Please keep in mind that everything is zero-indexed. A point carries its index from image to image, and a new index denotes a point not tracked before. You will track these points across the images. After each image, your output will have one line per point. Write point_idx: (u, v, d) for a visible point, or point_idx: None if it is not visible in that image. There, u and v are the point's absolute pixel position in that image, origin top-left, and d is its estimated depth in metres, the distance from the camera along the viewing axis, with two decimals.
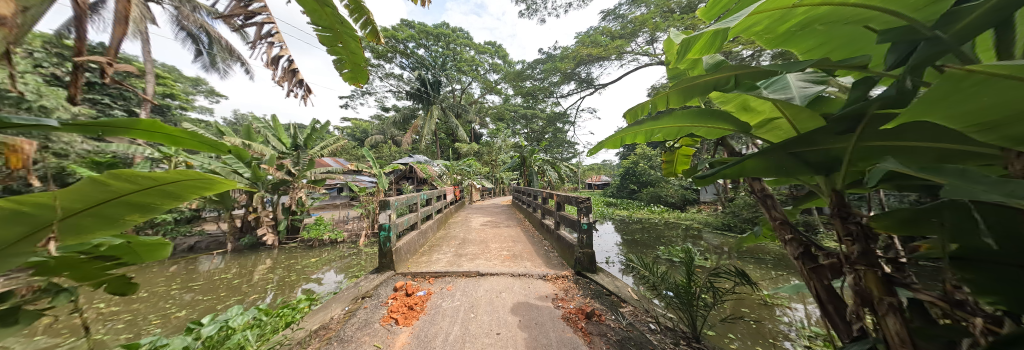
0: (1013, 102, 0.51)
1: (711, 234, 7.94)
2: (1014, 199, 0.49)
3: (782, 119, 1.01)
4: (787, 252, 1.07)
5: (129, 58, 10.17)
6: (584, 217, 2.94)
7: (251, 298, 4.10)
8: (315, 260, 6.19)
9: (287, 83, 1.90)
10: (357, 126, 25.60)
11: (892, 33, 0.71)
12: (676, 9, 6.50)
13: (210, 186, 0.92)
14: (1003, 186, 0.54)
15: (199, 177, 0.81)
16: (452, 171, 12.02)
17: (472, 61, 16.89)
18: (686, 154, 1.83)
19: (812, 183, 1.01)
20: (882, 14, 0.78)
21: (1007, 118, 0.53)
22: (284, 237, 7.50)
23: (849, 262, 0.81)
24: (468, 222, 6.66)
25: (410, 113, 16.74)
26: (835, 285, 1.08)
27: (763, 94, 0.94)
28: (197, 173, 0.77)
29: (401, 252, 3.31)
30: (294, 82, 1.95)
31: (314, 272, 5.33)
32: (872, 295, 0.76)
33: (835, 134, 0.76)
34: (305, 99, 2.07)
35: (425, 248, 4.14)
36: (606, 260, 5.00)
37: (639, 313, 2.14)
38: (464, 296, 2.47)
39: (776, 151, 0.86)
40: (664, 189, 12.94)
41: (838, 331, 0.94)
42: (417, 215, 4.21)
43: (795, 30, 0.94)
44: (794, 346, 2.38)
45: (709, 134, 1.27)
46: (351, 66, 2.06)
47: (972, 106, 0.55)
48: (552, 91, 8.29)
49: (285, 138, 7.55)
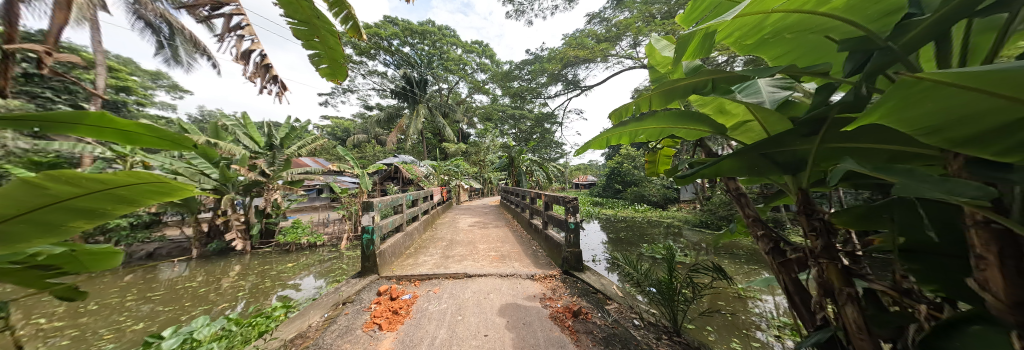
0: (948, 109, 0.57)
1: (690, 231, 8.30)
2: (956, 196, 0.55)
3: (754, 121, 1.07)
4: (759, 247, 1.13)
5: (76, 48, 9.25)
6: (572, 217, 2.98)
7: (220, 307, 3.83)
8: (292, 265, 5.90)
9: (260, 80, 1.80)
10: (339, 125, 24.70)
11: (850, 41, 0.77)
12: (658, 15, 6.71)
13: (170, 192, 0.85)
14: (945, 184, 0.59)
15: (151, 180, 0.74)
16: (439, 171, 11.84)
17: (459, 60, 16.71)
18: (667, 155, 1.89)
19: (781, 182, 1.08)
20: (843, 25, 0.85)
21: (944, 123, 0.59)
22: (257, 242, 7.09)
23: (813, 256, 0.87)
24: (455, 223, 6.57)
25: (394, 112, 16.34)
26: (801, 278, 1.15)
27: (738, 98, 0.99)
28: (150, 176, 0.70)
29: (386, 255, 3.22)
30: (268, 79, 1.86)
31: (291, 277, 5.08)
32: (834, 286, 0.83)
33: (802, 136, 0.82)
34: (281, 95, 1.96)
35: (411, 250, 4.05)
36: (593, 258, 5.11)
37: (623, 309, 2.19)
38: (451, 298, 2.44)
39: (750, 152, 0.91)
40: (647, 188, 13.38)
41: (804, 321, 1.01)
42: (402, 216, 4.12)
43: (767, 38, 1.00)
44: (765, 336, 2.53)
45: (689, 135, 1.33)
46: (329, 61, 1.97)
47: (919, 111, 0.60)
48: (539, 92, 8.34)
49: (258, 136, 7.13)
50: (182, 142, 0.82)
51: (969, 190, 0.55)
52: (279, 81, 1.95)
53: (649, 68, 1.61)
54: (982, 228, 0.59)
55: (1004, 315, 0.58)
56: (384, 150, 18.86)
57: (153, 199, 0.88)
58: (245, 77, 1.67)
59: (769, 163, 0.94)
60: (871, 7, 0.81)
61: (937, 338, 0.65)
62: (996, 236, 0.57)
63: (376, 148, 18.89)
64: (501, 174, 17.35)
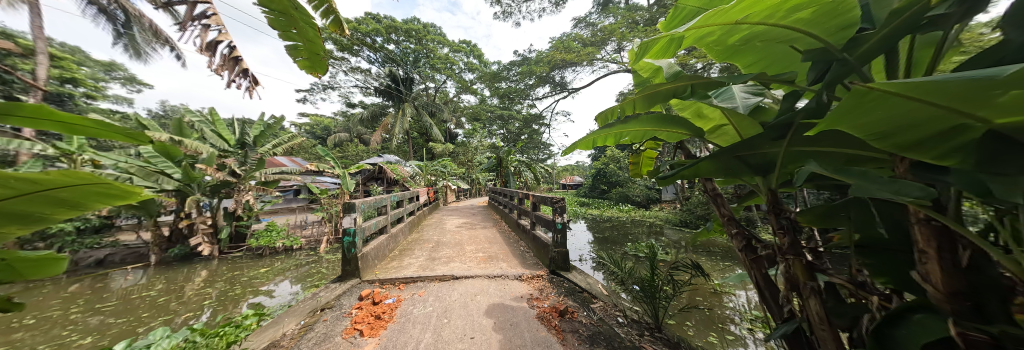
0: (900, 116, 0.63)
1: (671, 230, 8.64)
2: (903, 196, 0.62)
3: (729, 125, 1.14)
4: (733, 245, 1.19)
5: (11, 33, 8.27)
6: (559, 218, 3.00)
7: (182, 317, 3.55)
8: (265, 270, 5.57)
9: (229, 73, 1.69)
10: (319, 122, 23.72)
11: (813, 52, 0.84)
12: (640, 21, 6.91)
13: (121, 194, 0.78)
14: (894, 185, 0.66)
15: (100, 182, 0.68)
16: (426, 171, 11.61)
17: (445, 59, 16.45)
18: (650, 157, 1.95)
19: (753, 183, 1.15)
20: (805, 36, 0.93)
21: (893, 128, 0.66)
22: (226, 246, 6.64)
23: (781, 252, 0.94)
24: (442, 224, 6.47)
25: (379, 110, 15.89)
26: (770, 273, 1.23)
27: (713, 103, 1.05)
28: (96, 177, 0.64)
29: (368, 258, 3.12)
30: (238, 72, 1.75)
31: (264, 284, 4.79)
32: (800, 280, 0.90)
33: (770, 140, 0.89)
34: (252, 90, 1.85)
35: (396, 253, 3.95)
36: (579, 258, 5.20)
37: (608, 308, 2.25)
38: (436, 301, 2.40)
39: (725, 155, 0.97)
40: (632, 188, 13.79)
41: (772, 313, 1.09)
42: (386, 218, 3.98)
43: (739, 45, 1.06)
44: (739, 329, 2.68)
45: (670, 137, 1.39)
46: (307, 54, 1.90)
47: (870, 118, 0.67)
48: (527, 93, 8.36)
49: (227, 134, 6.67)
50: (137, 139, 0.75)
51: (915, 191, 0.62)
52: (250, 74, 1.85)
53: (632, 72, 1.66)
54: (924, 225, 0.66)
55: (941, 303, 0.66)
56: (368, 150, 18.30)
57: (101, 203, 0.81)
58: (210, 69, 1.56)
59: (743, 165, 1.00)
60: (832, 19, 0.86)
61: (887, 325, 0.72)
62: (935, 232, 0.64)
63: (359, 148, 18.27)
64: (489, 175, 17.28)
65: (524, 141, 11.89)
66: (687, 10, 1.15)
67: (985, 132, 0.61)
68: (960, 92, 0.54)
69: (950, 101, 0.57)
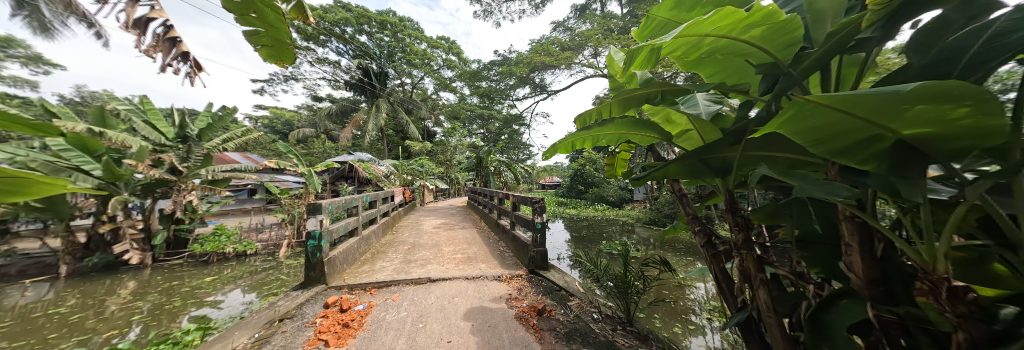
0: (833, 126, 0.73)
1: (642, 229, 9.15)
2: (834, 196, 0.72)
3: (693, 130, 1.22)
4: (696, 242, 1.27)
5: None
6: (539, 217, 3.03)
7: (104, 336, 3.06)
8: (211, 279, 4.98)
9: (163, 56, 1.47)
10: (279, 115, 21.84)
11: (763, 66, 0.95)
12: (615, 29, 7.21)
13: (18, 190, 0.66)
14: (827, 186, 0.77)
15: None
16: (401, 171, 11.16)
17: (423, 55, 15.50)
18: (624, 159, 2.04)
19: (713, 184, 1.25)
20: (758, 52, 1.02)
21: (826, 137, 0.76)
22: (162, 253, 5.84)
23: (736, 248, 1.04)
24: (419, 225, 6.26)
25: (349, 105, 14.98)
26: (725, 267, 1.35)
27: (680, 110, 1.13)
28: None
29: (336, 262, 2.92)
30: (175, 55, 1.54)
31: (210, 294, 4.28)
32: (751, 272, 1.00)
33: (728, 145, 0.99)
34: (194, 77, 1.64)
35: (367, 256, 3.75)
36: (557, 256, 5.31)
37: (584, 304, 2.32)
38: (412, 305, 2.32)
39: (691, 158, 1.06)
40: (606, 189, 14.36)
41: (728, 303, 1.20)
42: (357, 220, 3.76)
43: (704, 58, 1.14)
44: (701, 318, 2.91)
45: (643, 141, 1.46)
46: (271, 41, 1.74)
47: (807, 125, 0.75)
48: (508, 94, 8.37)
49: (164, 127, 5.86)
50: (35, 127, 0.62)
51: (843, 191, 0.72)
52: (192, 59, 1.64)
53: (609, 77, 1.71)
54: (849, 222, 0.78)
55: (861, 289, 0.77)
56: (337, 147, 17.19)
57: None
58: (135, 47, 1.34)
59: (705, 168, 1.10)
60: (780, 37, 0.95)
61: (821, 311, 0.83)
62: (857, 228, 0.76)
63: (325, 145, 17.08)
64: (468, 175, 17.05)
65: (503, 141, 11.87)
66: (657, 20, 1.22)
67: (897, 142, 0.72)
68: (876, 104, 0.64)
69: (871, 113, 0.67)
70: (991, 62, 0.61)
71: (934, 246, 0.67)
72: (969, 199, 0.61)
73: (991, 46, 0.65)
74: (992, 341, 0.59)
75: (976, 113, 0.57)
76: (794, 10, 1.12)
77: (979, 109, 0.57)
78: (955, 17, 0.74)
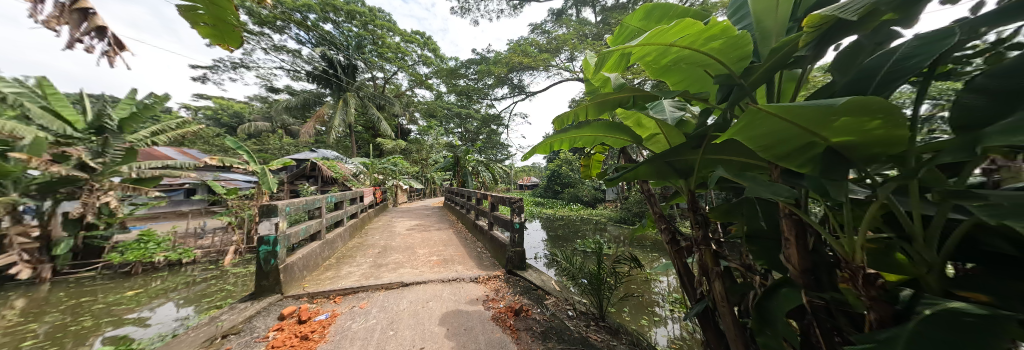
0: (779, 133, 0.81)
1: (614, 227, 9.64)
2: (778, 196, 0.81)
3: (660, 134, 1.30)
4: (663, 238, 1.35)
5: None
6: (517, 218, 3.04)
7: None
8: (134, 293, 4.28)
9: (70, 29, 1.22)
10: (226, 106, 19.47)
11: (720, 77, 1.04)
12: (590, 35, 7.45)
13: None
14: (772, 187, 0.87)
15: None
16: (372, 170, 10.55)
17: (397, 49, 14.54)
18: (598, 160, 2.11)
19: (677, 185, 1.35)
20: (716, 64, 1.12)
21: (772, 143, 0.86)
22: (66, 265, 4.91)
23: (696, 243, 1.13)
24: (391, 227, 5.96)
25: (310, 99, 13.80)
26: (687, 261, 1.45)
27: (650, 115, 1.19)
28: None
29: (293, 269, 2.67)
30: (87, 30, 1.30)
31: (133, 310, 3.67)
32: (708, 266, 1.10)
33: (690, 148, 1.07)
34: (115, 58, 1.40)
35: (332, 261, 3.47)
36: (535, 256, 5.38)
37: (560, 303, 2.38)
38: (382, 312, 2.19)
39: (659, 160, 1.13)
40: (581, 189, 14.89)
41: (689, 294, 1.30)
42: (321, 222, 3.47)
43: (670, 67, 1.22)
44: (665, 309, 3.15)
45: (616, 143, 1.53)
46: (213, 19, 1.54)
47: (758, 132, 0.84)
48: (486, 93, 8.29)
49: (70, 114, 4.88)
50: None
51: (784, 192, 0.81)
52: (110, 35, 1.39)
53: (585, 80, 1.76)
54: (788, 218, 0.88)
55: (797, 278, 0.87)
56: (296, 143, 15.78)
57: None
58: (30, 16, 1.09)
59: (672, 170, 1.18)
60: (734, 51, 1.04)
61: (765, 299, 0.92)
62: (794, 224, 0.86)
63: (282, 140, 15.58)
64: (444, 175, 16.62)
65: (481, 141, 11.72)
66: (630, 28, 1.29)
67: (826, 149, 0.83)
68: (812, 114, 0.72)
69: (807, 123, 0.76)
70: (895, 82, 0.72)
71: (854, 239, 0.78)
72: (880, 198, 0.72)
73: (895, 68, 0.77)
74: (894, 319, 0.70)
75: (887, 125, 0.67)
76: (745, 27, 1.24)
77: (888, 122, 0.67)
78: (867, 41, 0.88)
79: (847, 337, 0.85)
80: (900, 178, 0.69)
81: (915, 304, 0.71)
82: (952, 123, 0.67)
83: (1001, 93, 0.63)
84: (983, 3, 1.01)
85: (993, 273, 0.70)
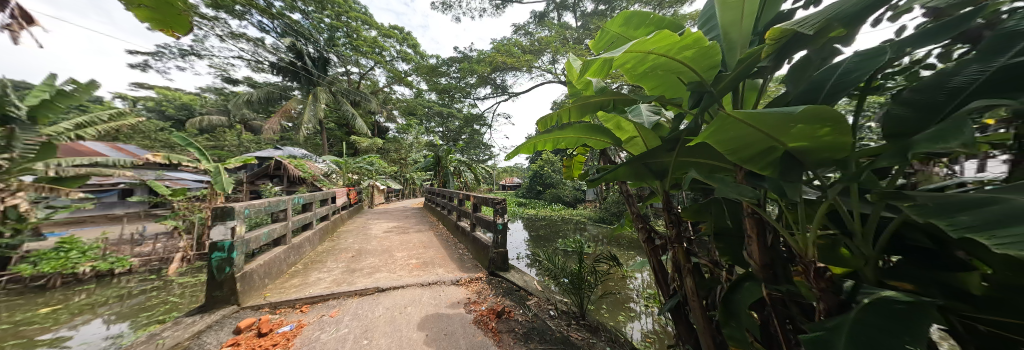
0: (745, 137, 0.87)
1: (593, 226, 9.94)
2: (744, 197, 0.87)
3: (638, 137, 1.36)
4: (639, 236, 1.41)
5: None
6: (499, 219, 3.01)
7: None
8: (50, 310, 3.68)
9: None
10: (174, 98, 17.48)
11: (692, 84, 1.10)
12: (572, 39, 7.59)
13: None
14: (738, 188, 0.93)
15: None
16: (345, 169, 10.00)
17: (373, 43, 13.89)
18: (579, 161, 2.16)
19: (653, 186, 1.40)
20: (689, 71, 1.18)
21: (739, 146, 0.91)
22: None
23: (669, 242, 1.18)
24: (367, 229, 5.68)
25: (275, 92, 12.80)
26: (662, 257, 1.51)
27: (630, 118, 1.23)
28: None
29: (253, 277, 2.44)
30: None
31: (49, 330, 3.15)
32: (680, 263, 1.15)
33: (665, 151, 1.12)
34: (18, 32, 1.19)
35: (298, 267, 3.23)
36: (517, 256, 5.39)
37: (541, 303, 2.39)
38: (355, 320, 2.06)
39: (637, 162, 1.18)
40: (562, 189, 15.21)
41: (663, 291, 1.36)
42: (286, 225, 3.21)
43: (648, 73, 1.27)
44: (639, 304, 3.30)
45: (597, 144, 1.56)
46: (154, 3, 1.35)
47: (726, 136, 0.89)
48: (468, 92, 8.17)
49: None
50: None
51: (749, 192, 0.87)
52: (12, 6, 1.19)
53: (567, 82, 1.79)
54: (751, 218, 0.95)
55: (758, 272, 0.94)
56: (259, 141, 14.53)
57: None
58: None
59: (649, 171, 1.23)
60: (706, 60, 1.10)
61: (729, 293, 0.98)
62: (756, 223, 0.92)
63: (242, 137, 14.28)
64: (424, 175, 16.14)
65: (463, 141, 11.52)
66: (610, 34, 1.33)
67: (784, 153, 0.90)
68: (774, 122, 0.78)
69: (769, 130, 0.82)
70: (839, 94, 0.81)
71: (806, 235, 0.85)
72: (829, 198, 0.79)
73: (840, 80, 0.85)
74: (839, 308, 0.77)
75: (835, 132, 0.74)
76: (714, 38, 1.33)
77: (835, 130, 0.74)
78: (817, 55, 0.97)
79: (798, 325, 0.92)
80: (844, 181, 0.76)
81: (856, 293, 0.78)
82: (885, 131, 0.75)
83: (924, 105, 0.71)
84: (905, 26, 1.16)
85: (915, 263, 0.79)
